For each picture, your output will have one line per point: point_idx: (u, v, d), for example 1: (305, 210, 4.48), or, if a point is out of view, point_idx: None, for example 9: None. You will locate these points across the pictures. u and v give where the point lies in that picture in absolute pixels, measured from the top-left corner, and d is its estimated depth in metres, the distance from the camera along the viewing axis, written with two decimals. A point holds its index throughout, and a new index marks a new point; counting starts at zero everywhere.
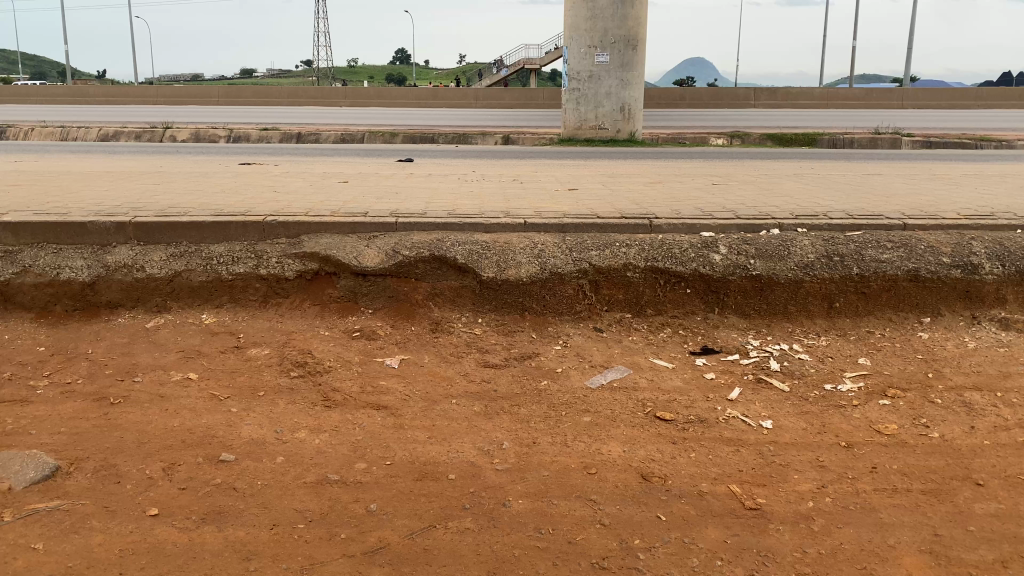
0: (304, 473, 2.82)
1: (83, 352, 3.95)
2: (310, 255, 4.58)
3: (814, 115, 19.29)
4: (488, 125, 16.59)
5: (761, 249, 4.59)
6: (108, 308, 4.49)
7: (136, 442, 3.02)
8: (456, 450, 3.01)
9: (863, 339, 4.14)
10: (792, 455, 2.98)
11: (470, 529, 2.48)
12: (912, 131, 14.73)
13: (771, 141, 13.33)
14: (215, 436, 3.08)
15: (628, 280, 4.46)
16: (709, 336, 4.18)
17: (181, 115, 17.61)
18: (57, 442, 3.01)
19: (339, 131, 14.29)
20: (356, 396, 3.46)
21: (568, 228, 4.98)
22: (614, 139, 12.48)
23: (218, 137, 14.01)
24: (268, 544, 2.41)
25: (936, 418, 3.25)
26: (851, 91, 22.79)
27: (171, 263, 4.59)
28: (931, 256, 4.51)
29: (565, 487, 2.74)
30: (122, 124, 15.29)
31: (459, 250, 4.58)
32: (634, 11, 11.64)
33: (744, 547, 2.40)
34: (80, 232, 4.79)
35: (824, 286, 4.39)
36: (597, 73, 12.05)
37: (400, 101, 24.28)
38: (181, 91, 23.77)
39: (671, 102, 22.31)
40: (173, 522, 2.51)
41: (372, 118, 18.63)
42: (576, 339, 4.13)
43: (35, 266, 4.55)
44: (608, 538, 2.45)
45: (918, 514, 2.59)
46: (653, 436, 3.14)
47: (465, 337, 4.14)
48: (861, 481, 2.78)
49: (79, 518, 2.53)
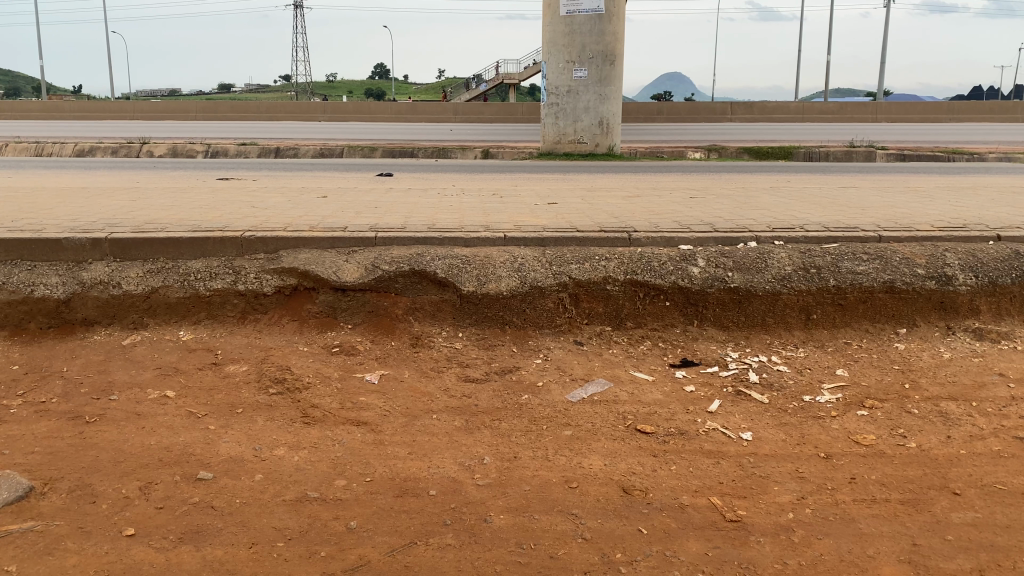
0: (284, 491, 2.79)
1: (57, 369, 3.90)
2: (289, 270, 4.57)
3: (791, 129, 19.46)
4: (467, 139, 16.55)
5: (738, 262, 4.62)
6: (83, 324, 4.44)
7: (112, 461, 2.98)
8: (436, 465, 3.00)
9: (841, 350, 4.18)
10: (771, 466, 2.99)
11: (451, 545, 2.47)
12: (886, 143, 14.98)
13: (748, 154, 13.45)
14: (193, 454, 3.05)
15: (607, 292, 4.48)
16: (689, 349, 4.20)
17: (160, 133, 17.39)
18: (31, 462, 2.97)
19: (319, 146, 14.26)
20: (335, 413, 3.45)
21: (548, 242, 4.99)
22: (593, 153, 12.57)
23: (196, 152, 13.95)
24: (246, 563, 2.38)
25: (913, 428, 3.28)
26: (824, 104, 23.11)
27: (148, 279, 4.55)
28: (907, 268, 4.57)
29: (546, 502, 2.73)
30: (97, 139, 15.13)
31: (440, 264, 4.57)
32: (612, 27, 11.74)
33: (724, 560, 2.40)
34: (55, 249, 4.74)
35: (801, 298, 4.43)
36: (576, 88, 12.14)
37: (377, 115, 24.15)
38: (159, 106, 23.79)
39: (649, 115, 22.52)
40: (150, 542, 2.48)
41: (347, 132, 18.60)
42: (556, 353, 4.14)
43: (9, 283, 4.49)
44: (590, 552, 2.44)
45: (897, 524, 2.61)
46: (633, 449, 3.14)
47: (445, 351, 4.14)
48: (840, 492, 2.80)
49: (55, 539, 2.49)
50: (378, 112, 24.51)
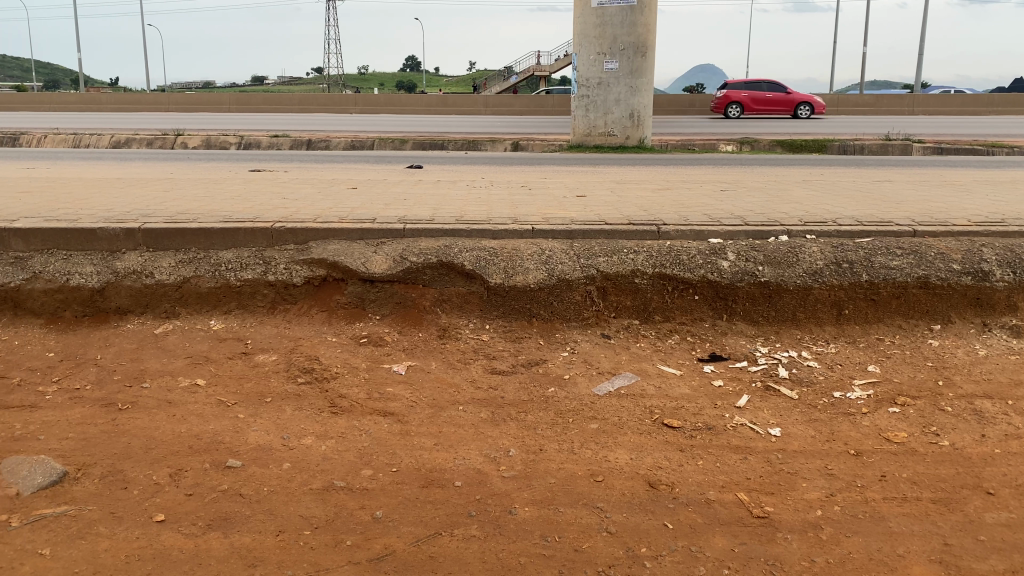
0: (310, 480, 2.81)
1: (92, 357, 3.97)
2: (318, 261, 4.60)
3: (827, 122, 19.12)
4: (497, 131, 16.50)
5: (769, 256, 4.57)
6: (117, 313, 4.52)
7: (143, 448, 3.03)
8: (462, 456, 3.00)
9: (873, 346, 4.12)
10: (800, 463, 2.96)
11: (476, 537, 2.48)
12: (923, 137, 14.68)
13: (781, 147, 13.26)
14: (222, 442, 3.08)
15: (635, 286, 4.45)
16: (718, 344, 4.16)
17: (194, 125, 17.55)
18: (65, 447, 3.03)
19: (350, 138, 14.32)
20: (362, 403, 3.47)
21: (576, 234, 4.98)
22: (623, 146, 12.49)
23: (229, 144, 14.06)
24: (273, 551, 2.41)
25: (947, 426, 3.22)
26: (860, 98, 22.70)
27: (180, 269, 4.61)
28: (942, 263, 4.48)
29: (571, 495, 2.73)
30: (133, 131, 15.34)
31: (467, 256, 4.57)
32: (642, 18, 11.63)
33: (751, 557, 2.38)
34: (89, 238, 4.81)
35: (833, 293, 4.37)
36: (607, 80, 12.07)
37: (409, 108, 24.15)
38: (195, 98, 24.10)
39: (680, 107, 22.27)
40: (179, 528, 2.51)
41: (378, 124, 18.67)
42: (583, 346, 4.13)
43: (45, 272, 4.58)
44: (615, 546, 2.43)
45: (928, 523, 2.57)
46: (660, 444, 3.12)
47: (472, 343, 4.14)
48: (870, 490, 2.76)
49: (86, 523, 2.53)
50: (408, 104, 24.52)
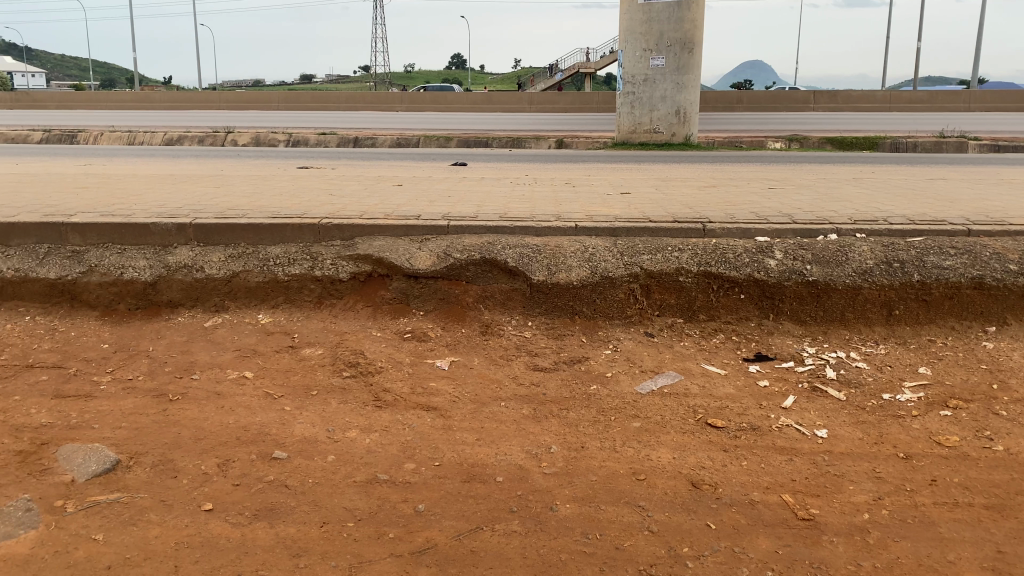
0: (354, 472, 2.85)
1: (144, 349, 4.07)
2: (363, 257, 4.65)
3: (879, 118, 18.72)
4: (542, 129, 16.50)
5: (817, 255, 4.50)
6: (168, 306, 4.62)
7: (193, 438, 3.10)
8: (504, 452, 3.01)
9: (924, 348, 4.02)
10: (847, 465, 2.91)
11: (517, 532, 2.48)
12: (978, 134, 14.29)
13: (831, 144, 13.02)
14: (268, 434, 3.14)
15: (679, 284, 4.41)
16: (763, 343, 4.10)
17: (244, 123, 17.85)
18: (119, 436, 3.11)
19: (395, 135, 14.44)
20: (406, 397, 3.50)
21: (620, 232, 4.95)
22: (669, 143, 12.38)
23: (278, 141, 14.28)
24: (318, 541, 2.44)
25: (1001, 431, 3.14)
26: (914, 95, 22.17)
27: (229, 263, 4.70)
28: (998, 263, 4.36)
29: (613, 493, 2.72)
30: (185, 129, 15.67)
31: (511, 253, 4.57)
32: (690, 14, 11.50)
33: (795, 559, 2.35)
34: (143, 233, 4.93)
35: (883, 294, 4.29)
36: (653, 77, 11.98)
37: (454, 105, 24.23)
38: (244, 96, 24.50)
39: (728, 104, 22.00)
40: (226, 517, 2.57)
41: (423, 122, 18.79)
42: (626, 344, 4.11)
43: (101, 266, 4.70)
44: (657, 545, 2.42)
45: (981, 529, 2.50)
46: (703, 444, 3.09)
47: (515, 339, 4.15)
48: (920, 494, 2.70)
49: (138, 510, 2.60)
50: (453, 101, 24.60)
